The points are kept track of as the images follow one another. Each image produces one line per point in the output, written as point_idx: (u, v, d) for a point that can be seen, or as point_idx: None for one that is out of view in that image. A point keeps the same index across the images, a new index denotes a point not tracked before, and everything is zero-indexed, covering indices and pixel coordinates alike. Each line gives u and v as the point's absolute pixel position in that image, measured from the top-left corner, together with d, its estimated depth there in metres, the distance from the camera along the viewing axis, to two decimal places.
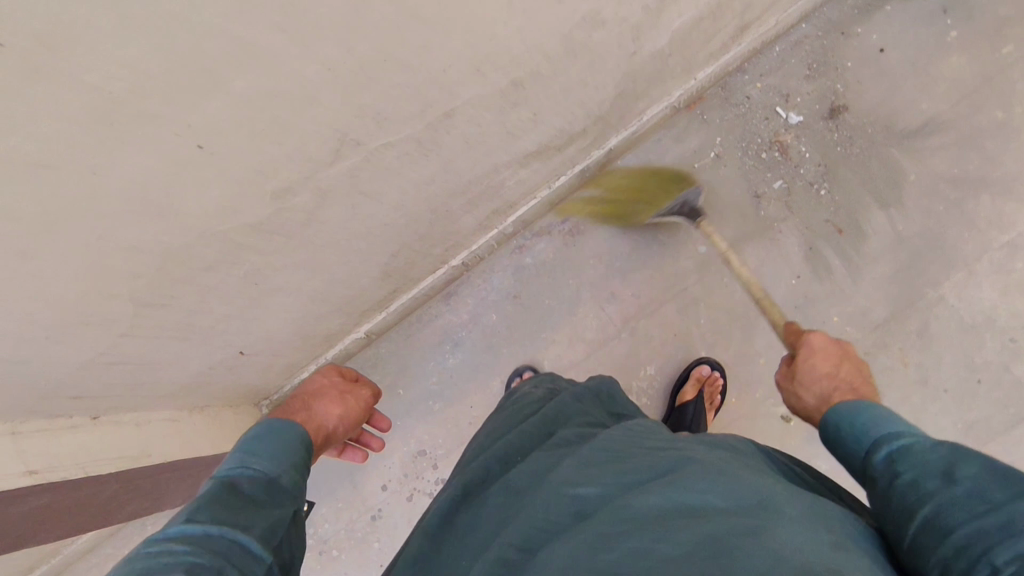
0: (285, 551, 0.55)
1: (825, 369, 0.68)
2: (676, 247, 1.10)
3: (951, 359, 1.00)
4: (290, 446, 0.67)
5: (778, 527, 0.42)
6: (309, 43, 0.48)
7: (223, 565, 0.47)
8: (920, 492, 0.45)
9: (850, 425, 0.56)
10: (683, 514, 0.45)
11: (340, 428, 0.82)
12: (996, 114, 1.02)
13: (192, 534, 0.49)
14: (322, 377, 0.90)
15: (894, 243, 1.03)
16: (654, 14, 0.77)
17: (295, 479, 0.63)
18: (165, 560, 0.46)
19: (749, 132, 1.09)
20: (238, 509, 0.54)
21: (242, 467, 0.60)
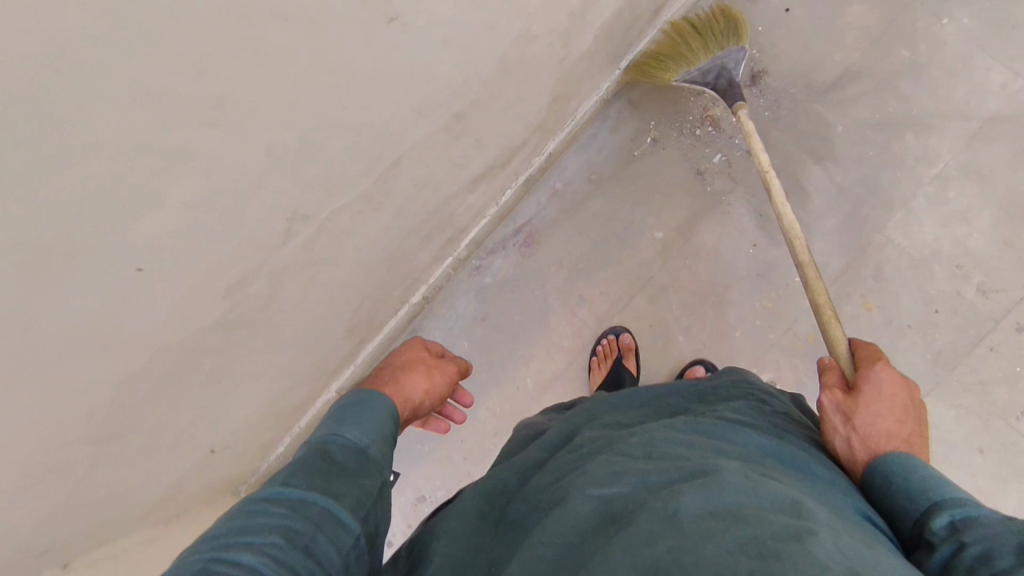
0: (377, 519, 0.52)
1: (886, 416, 0.58)
2: (634, 238, 1.09)
3: (908, 295, 1.04)
4: (384, 421, 0.58)
5: (821, 536, 0.38)
6: (244, 130, 0.43)
7: (313, 536, 0.46)
8: (993, 567, 0.38)
9: (897, 487, 0.50)
10: (726, 519, 0.40)
11: (425, 403, 0.73)
12: (904, 55, 1.06)
13: (289, 497, 0.47)
14: (411, 351, 0.79)
15: (835, 196, 1.07)
16: (579, 17, 0.75)
17: (384, 444, 0.56)
18: (262, 523, 0.45)
19: (680, 111, 1.09)
20: (332, 474, 0.51)
21: (338, 435, 0.54)
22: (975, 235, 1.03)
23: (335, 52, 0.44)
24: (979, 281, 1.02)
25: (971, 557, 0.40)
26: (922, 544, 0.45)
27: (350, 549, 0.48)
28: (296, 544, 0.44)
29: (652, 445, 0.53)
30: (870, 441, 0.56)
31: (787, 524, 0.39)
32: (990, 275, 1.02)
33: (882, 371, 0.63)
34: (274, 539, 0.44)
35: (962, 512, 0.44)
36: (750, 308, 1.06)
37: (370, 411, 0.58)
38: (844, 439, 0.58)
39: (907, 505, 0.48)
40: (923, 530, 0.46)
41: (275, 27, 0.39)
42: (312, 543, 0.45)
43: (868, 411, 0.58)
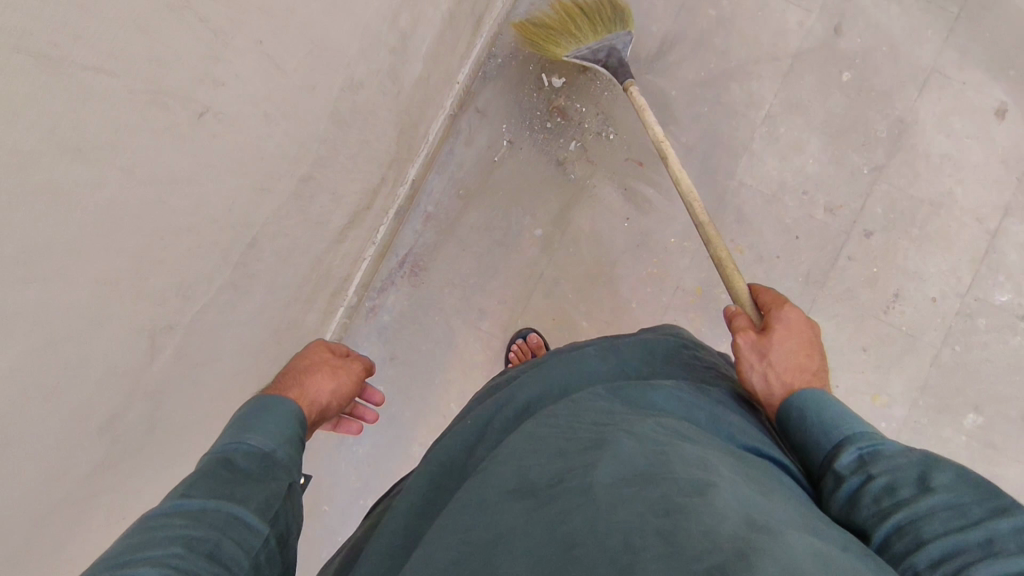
0: (287, 520, 0.49)
1: (794, 353, 0.65)
2: (515, 240, 1.11)
3: (769, 229, 1.13)
4: (289, 422, 0.55)
5: (724, 488, 0.41)
6: (69, 271, 0.39)
7: (218, 540, 0.43)
8: (897, 498, 0.45)
9: (813, 424, 0.56)
10: (638, 482, 0.42)
11: (332, 404, 0.68)
12: (710, 14, 1.14)
13: (188, 508, 0.44)
14: (312, 353, 0.72)
15: (685, 155, 1.14)
16: (402, 50, 0.74)
17: (292, 450, 0.53)
18: (159, 537, 0.41)
19: (526, 109, 1.12)
20: (235, 480, 0.47)
21: (240, 444, 0.50)
22: (810, 161, 1.13)
23: (149, 166, 0.42)
24: (824, 202, 1.13)
25: (877, 488, 0.46)
26: (829, 472, 0.52)
27: (259, 551, 0.45)
28: (199, 551, 0.41)
29: (572, 410, 0.53)
30: (784, 377, 0.62)
31: (694, 480, 0.42)
32: (831, 193, 1.13)
33: (792, 313, 0.70)
34: (176, 550, 0.41)
35: (867, 446, 0.50)
36: (638, 277, 1.10)
37: (275, 415, 0.54)
38: (761, 375, 0.63)
39: (819, 436, 0.55)
40: (831, 460, 0.52)
41: (73, 161, 0.36)
42: (216, 546, 0.42)
43: (777, 350, 0.64)
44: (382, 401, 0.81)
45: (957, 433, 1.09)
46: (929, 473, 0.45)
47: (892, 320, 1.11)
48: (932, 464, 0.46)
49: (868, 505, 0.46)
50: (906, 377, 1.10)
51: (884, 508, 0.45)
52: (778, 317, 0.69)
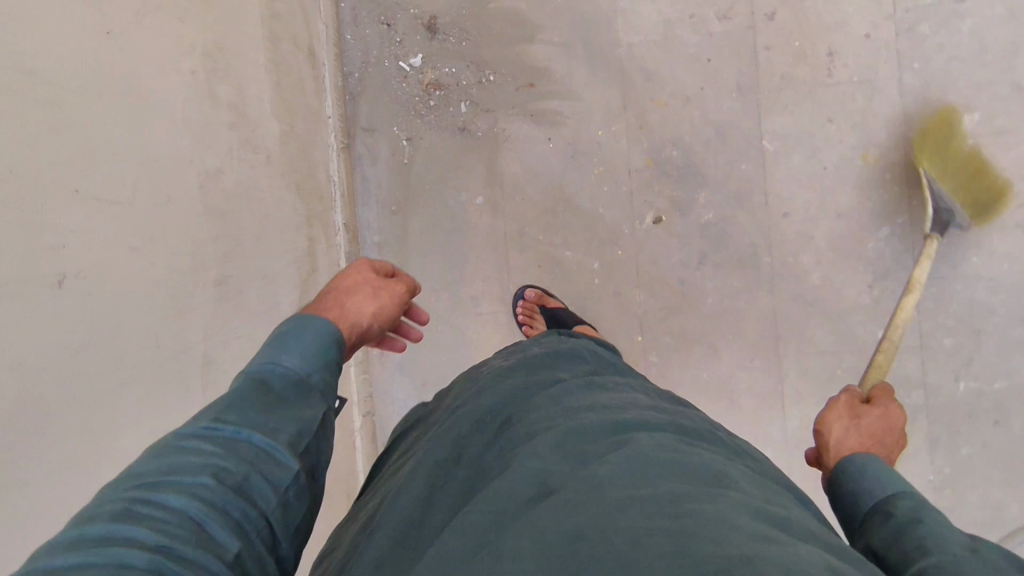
0: (318, 450, 0.51)
1: (874, 428, 0.68)
2: (464, 220, 1.10)
3: (680, 67, 1.08)
4: (330, 343, 0.57)
5: (730, 498, 0.44)
6: (20, 479, 0.42)
7: (247, 474, 0.45)
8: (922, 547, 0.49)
9: (857, 480, 0.60)
10: (656, 491, 0.44)
11: (375, 325, 0.71)
12: None
13: (221, 434, 0.46)
14: (355, 272, 0.74)
15: (565, 51, 1.09)
16: (244, 120, 0.75)
17: (329, 378, 0.56)
18: (192, 459, 0.43)
19: (405, 101, 1.11)
20: (267, 408, 0.50)
21: (276, 364, 0.53)
22: None
23: (39, 354, 0.44)
24: (715, 11, 1.07)
25: (913, 535, 0.50)
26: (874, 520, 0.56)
27: (288, 489, 0.47)
28: (226, 483, 0.43)
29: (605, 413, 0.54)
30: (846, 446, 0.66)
31: (719, 500, 0.43)
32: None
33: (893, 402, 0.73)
34: (204, 480, 0.43)
35: (915, 503, 0.54)
36: (590, 184, 1.09)
37: (314, 334, 0.57)
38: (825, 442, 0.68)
39: (866, 496, 0.58)
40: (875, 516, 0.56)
41: None
42: (246, 480, 0.44)
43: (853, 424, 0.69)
44: (429, 323, 0.80)
45: (963, 142, 1.03)
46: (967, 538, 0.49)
47: (842, 77, 1.06)
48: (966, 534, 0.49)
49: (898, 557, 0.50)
50: (886, 120, 1.05)
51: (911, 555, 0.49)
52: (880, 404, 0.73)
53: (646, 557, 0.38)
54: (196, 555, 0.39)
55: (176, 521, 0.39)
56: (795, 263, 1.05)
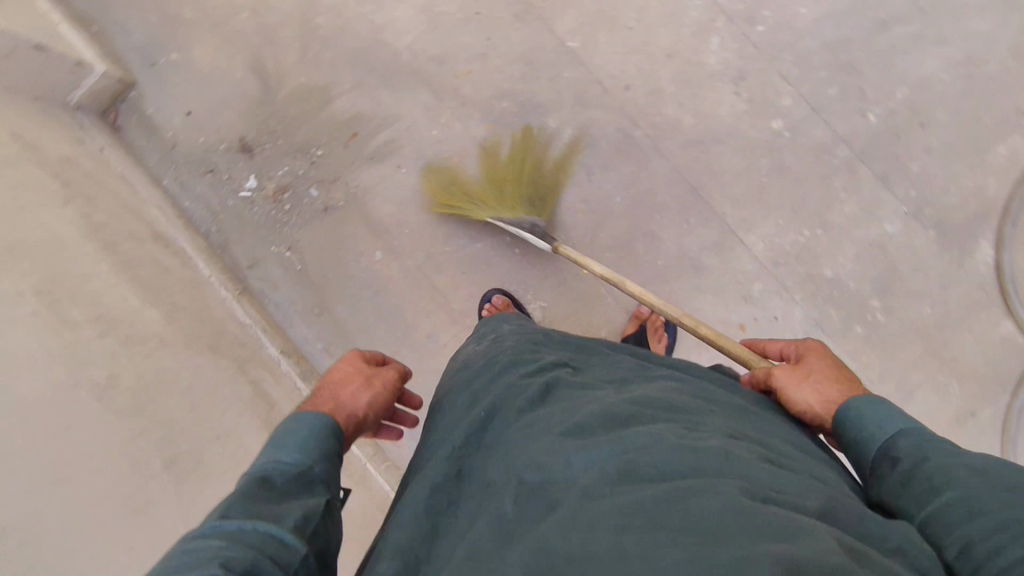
0: (325, 529, 0.50)
1: (832, 374, 0.67)
2: (378, 280, 1.12)
3: (460, 35, 1.10)
4: (322, 430, 0.59)
5: (734, 485, 0.44)
6: None
7: (256, 558, 0.43)
8: (934, 491, 0.49)
9: (858, 431, 0.59)
10: (651, 489, 0.44)
11: (370, 413, 0.69)
12: (245, 15, 1.14)
13: (225, 530, 0.45)
14: (348, 365, 0.74)
15: (362, 87, 1.12)
16: (115, 326, 0.77)
17: (331, 469, 0.56)
18: (201, 556, 0.42)
19: (265, 220, 1.13)
20: (274, 505, 0.50)
21: (286, 461, 0.54)
22: None
23: None
24: None
25: (929, 479, 0.50)
26: (882, 465, 0.56)
27: (299, 566, 0.45)
28: (236, 570, 0.41)
29: (598, 407, 0.55)
30: (831, 397, 0.64)
31: (714, 483, 0.44)
32: None
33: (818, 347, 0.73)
34: (211, 570, 0.40)
35: (923, 437, 0.55)
36: None
37: (311, 432, 0.58)
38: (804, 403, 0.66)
39: (864, 439, 0.58)
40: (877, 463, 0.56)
41: None
42: (254, 566, 0.42)
43: (817, 373, 0.67)
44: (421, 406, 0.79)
45: None
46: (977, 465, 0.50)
47: None
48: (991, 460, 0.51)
49: (919, 486, 0.51)
50: None
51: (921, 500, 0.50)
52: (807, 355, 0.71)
53: (659, 564, 0.38)
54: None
55: None
56: (662, 119, 1.07)
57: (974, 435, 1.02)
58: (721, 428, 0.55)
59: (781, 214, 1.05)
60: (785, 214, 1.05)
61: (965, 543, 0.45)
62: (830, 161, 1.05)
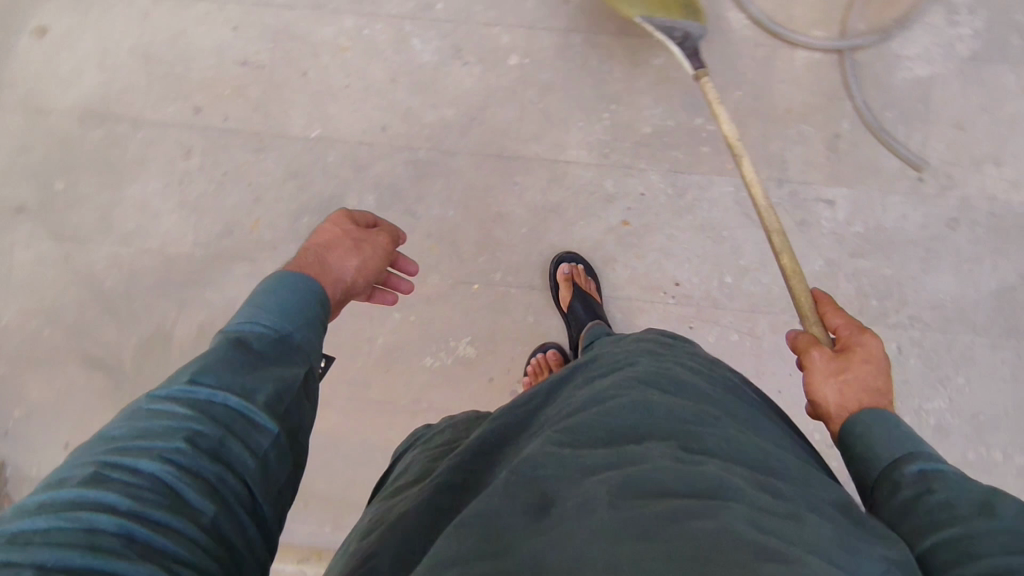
0: (296, 415, 0.59)
1: (876, 375, 0.66)
2: (328, 436, 1.09)
3: (226, 199, 1.11)
4: (309, 305, 0.68)
5: (737, 510, 0.43)
6: None
7: (224, 436, 0.52)
8: (948, 512, 0.50)
9: (870, 436, 0.59)
10: (651, 510, 0.43)
11: (359, 279, 0.87)
12: (44, 332, 1.11)
13: (198, 396, 0.54)
14: (335, 226, 0.90)
15: (185, 305, 1.10)
16: None
17: (311, 333, 0.67)
18: (166, 423, 0.51)
19: None
20: (252, 366, 0.59)
21: (257, 325, 0.64)
22: (149, 182, 1.12)
23: None
24: (182, 157, 1.12)
25: (931, 504, 0.51)
26: (887, 482, 0.56)
27: (264, 446, 0.55)
28: (201, 446, 0.51)
29: (614, 420, 0.54)
30: (858, 398, 0.64)
31: (723, 515, 0.43)
32: (172, 154, 1.12)
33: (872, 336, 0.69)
34: (179, 443, 0.50)
35: (929, 465, 0.55)
36: None
37: (301, 295, 0.69)
38: (833, 390, 0.65)
39: (875, 453, 0.58)
40: (887, 476, 0.56)
41: None
42: (221, 444, 0.52)
43: (855, 369, 0.66)
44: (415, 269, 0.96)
45: None
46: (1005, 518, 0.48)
47: (268, 55, 1.12)
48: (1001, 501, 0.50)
49: (924, 520, 0.51)
50: (316, 24, 1.12)
51: (932, 524, 0.50)
52: (855, 340, 0.68)
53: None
54: (176, 512, 0.47)
55: (147, 485, 0.47)
56: (429, 128, 1.10)
57: (850, 151, 1.07)
58: (731, 440, 0.52)
59: (576, 120, 1.09)
60: (579, 118, 1.09)
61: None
62: (573, 53, 1.10)
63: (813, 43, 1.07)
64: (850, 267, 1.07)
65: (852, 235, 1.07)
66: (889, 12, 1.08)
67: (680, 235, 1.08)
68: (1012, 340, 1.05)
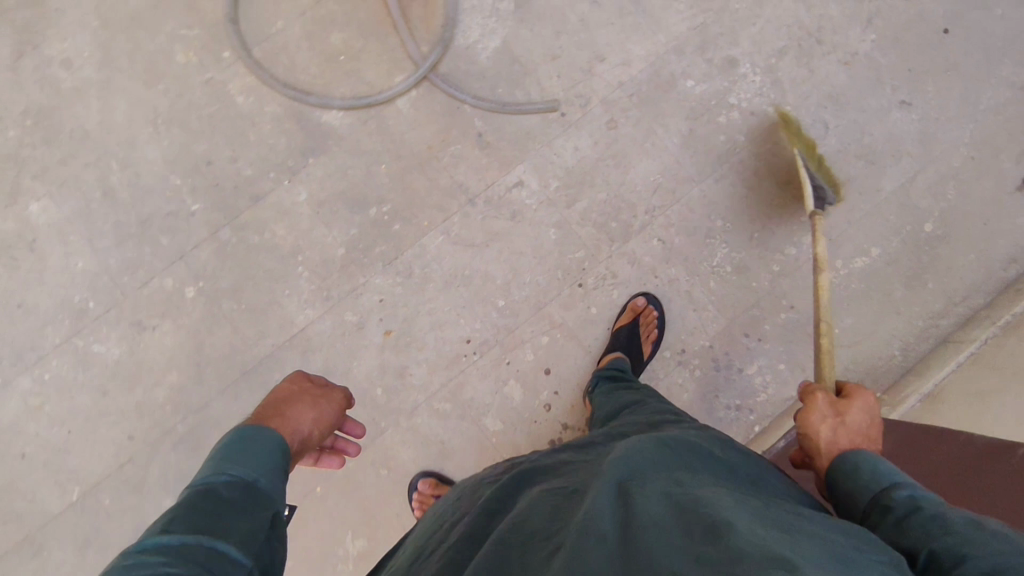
0: (267, 555, 0.57)
1: (868, 420, 0.71)
2: None
3: None
4: (273, 454, 0.65)
5: (795, 523, 0.50)
6: None
7: (200, 573, 0.50)
8: (941, 518, 0.53)
9: (865, 466, 0.63)
10: (693, 509, 0.50)
11: (316, 433, 0.75)
12: None
13: (175, 542, 0.52)
14: (291, 385, 0.79)
15: None
16: None
17: (273, 479, 0.63)
18: (142, 568, 0.49)
19: None
20: (216, 515, 0.56)
21: (226, 475, 0.61)
22: None
23: None
24: None
25: (925, 514, 0.54)
26: (881, 502, 0.59)
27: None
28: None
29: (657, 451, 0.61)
30: (852, 438, 0.68)
31: (725, 515, 0.48)
32: None
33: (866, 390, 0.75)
34: None
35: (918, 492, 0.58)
36: None
37: (260, 447, 0.64)
38: (830, 430, 0.69)
39: (869, 477, 0.62)
40: (881, 496, 0.59)
41: None
42: None
43: (852, 412, 0.70)
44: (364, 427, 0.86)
45: None
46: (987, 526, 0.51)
47: None
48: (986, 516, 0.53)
49: (920, 536, 0.53)
50: None
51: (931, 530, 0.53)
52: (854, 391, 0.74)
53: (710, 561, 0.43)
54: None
55: None
56: (169, 406, 1.06)
57: (498, 137, 1.13)
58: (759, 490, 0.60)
59: (281, 293, 1.09)
60: (281, 290, 1.09)
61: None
62: (231, 245, 1.09)
63: (404, 88, 1.11)
64: (575, 216, 1.12)
65: (555, 192, 1.12)
66: (434, 17, 1.14)
67: (438, 304, 1.10)
68: (724, 166, 1.14)
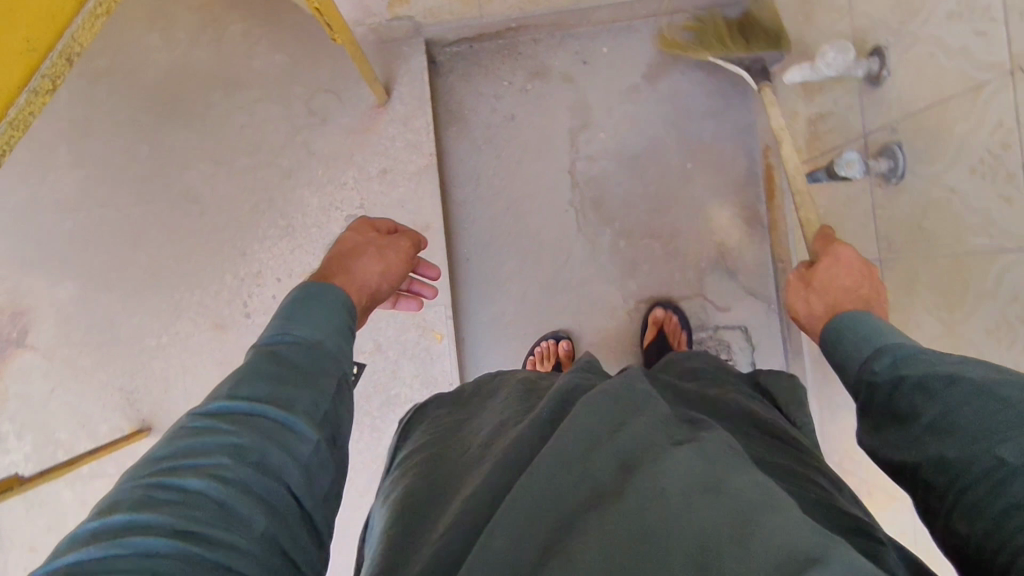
0: (328, 416, 0.50)
1: (844, 274, 0.62)
2: None
3: None
4: (334, 315, 0.58)
5: (740, 473, 0.39)
6: None
7: (264, 445, 0.44)
8: (927, 388, 0.46)
9: (837, 350, 0.56)
10: (699, 488, 0.36)
11: (382, 286, 0.69)
12: None
13: (233, 409, 0.46)
14: (357, 235, 0.73)
15: None
16: None
17: (338, 345, 0.56)
18: (207, 438, 0.43)
19: None
20: (285, 381, 0.50)
21: (286, 338, 0.54)
22: None
23: None
24: None
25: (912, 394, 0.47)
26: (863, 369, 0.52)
27: (309, 451, 0.46)
28: (246, 459, 0.43)
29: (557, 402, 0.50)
30: (827, 286, 0.62)
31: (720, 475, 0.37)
32: None
33: (848, 247, 0.64)
34: (222, 456, 0.42)
35: (902, 352, 0.50)
36: None
37: (325, 301, 0.59)
38: (803, 303, 0.63)
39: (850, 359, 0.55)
40: (864, 369, 0.52)
41: None
42: (262, 456, 0.43)
43: (819, 277, 0.63)
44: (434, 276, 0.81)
45: None
46: (967, 380, 0.44)
47: None
48: (974, 368, 0.44)
49: (906, 408, 0.47)
50: None
51: (916, 399, 0.46)
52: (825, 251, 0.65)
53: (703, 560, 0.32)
54: (228, 535, 0.38)
55: (196, 500, 0.39)
56: None
57: None
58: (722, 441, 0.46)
59: None
60: None
61: (938, 464, 0.43)
62: None
63: None
64: None
65: None
66: None
67: None
68: None
